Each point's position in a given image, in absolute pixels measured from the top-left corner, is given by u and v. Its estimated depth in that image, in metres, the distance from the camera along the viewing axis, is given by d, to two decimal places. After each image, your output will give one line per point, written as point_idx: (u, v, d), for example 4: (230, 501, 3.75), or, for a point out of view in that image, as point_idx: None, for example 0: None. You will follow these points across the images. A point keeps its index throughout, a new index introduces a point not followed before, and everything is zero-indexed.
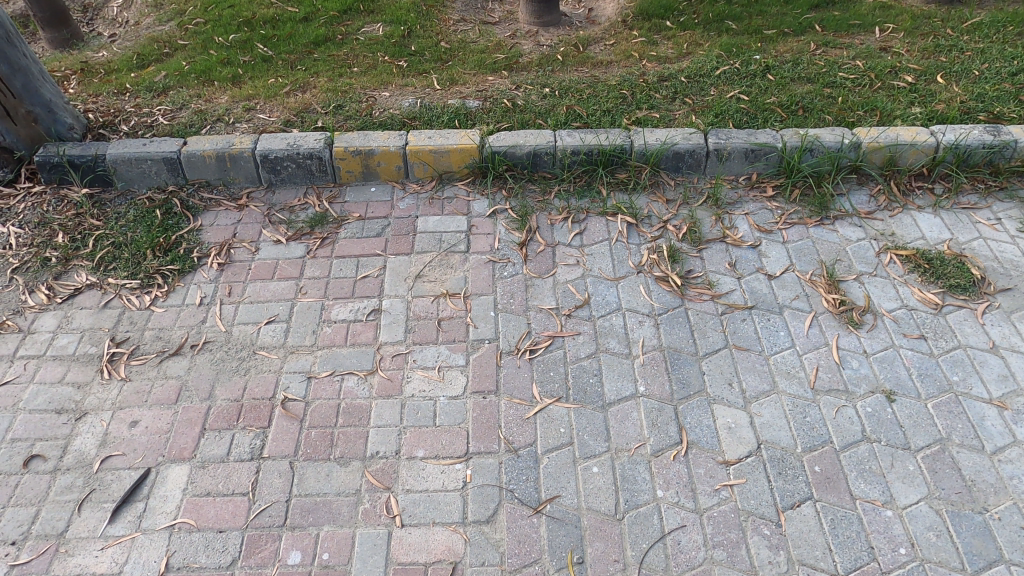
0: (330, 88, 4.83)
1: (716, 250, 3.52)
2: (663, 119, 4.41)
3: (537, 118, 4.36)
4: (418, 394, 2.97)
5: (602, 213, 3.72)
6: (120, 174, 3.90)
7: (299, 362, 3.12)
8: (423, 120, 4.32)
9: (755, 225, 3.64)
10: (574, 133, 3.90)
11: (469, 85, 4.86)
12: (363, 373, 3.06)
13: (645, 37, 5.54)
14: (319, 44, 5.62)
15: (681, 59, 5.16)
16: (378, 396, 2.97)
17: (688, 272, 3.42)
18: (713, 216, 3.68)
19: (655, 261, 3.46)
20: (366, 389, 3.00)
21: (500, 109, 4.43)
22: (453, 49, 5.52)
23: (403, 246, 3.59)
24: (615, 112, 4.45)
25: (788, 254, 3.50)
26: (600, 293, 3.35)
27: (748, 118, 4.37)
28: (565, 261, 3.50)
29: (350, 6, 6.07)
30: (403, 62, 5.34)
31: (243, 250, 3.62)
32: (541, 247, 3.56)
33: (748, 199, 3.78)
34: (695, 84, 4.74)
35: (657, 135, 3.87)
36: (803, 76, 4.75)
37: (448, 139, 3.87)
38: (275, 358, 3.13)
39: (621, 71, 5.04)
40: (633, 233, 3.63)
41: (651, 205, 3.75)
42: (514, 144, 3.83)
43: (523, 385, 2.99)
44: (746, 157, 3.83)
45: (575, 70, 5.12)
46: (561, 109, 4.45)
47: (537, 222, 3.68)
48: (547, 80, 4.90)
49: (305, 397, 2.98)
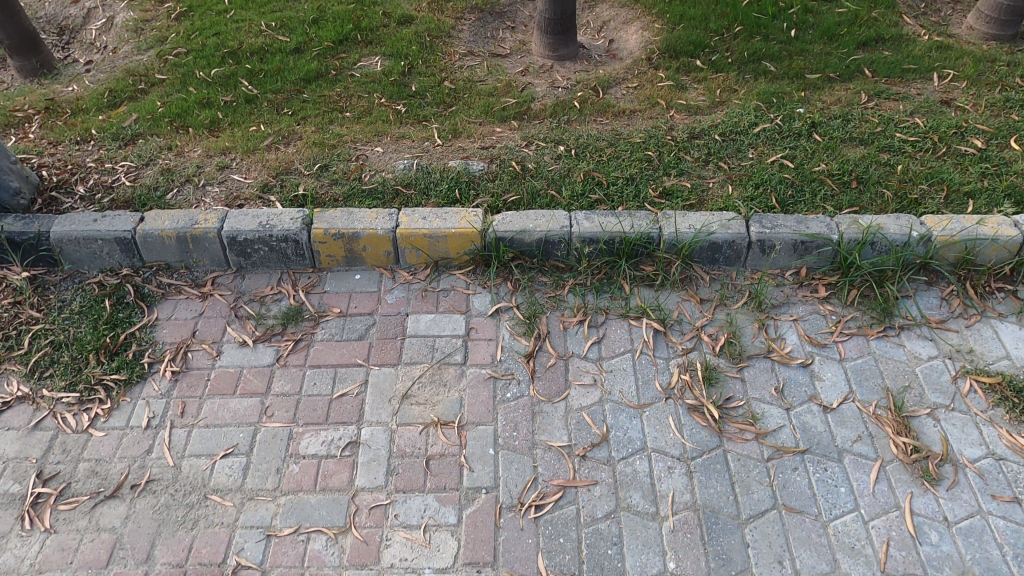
0: (317, 140, 4.29)
1: (759, 370, 2.96)
2: (694, 190, 3.84)
3: (549, 188, 3.80)
4: (398, 564, 2.44)
5: (624, 316, 3.16)
6: (67, 254, 3.38)
7: (258, 514, 2.59)
8: (419, 187, 3.77)
9: (806, 336, 3.07)
10: (593, 215, 3.34)
11: (472, 141, 4.31)
12: (334, 532, 2.53)
13: (672, 80, 4.97)
14: (310, 80, 5.09)
15: (713, 110, 4.58)
16: (349, 564, 2.44)
17: (727, 399, 2.86)
18: (756, 322, 3.12)
19: (686, 383, 2.91)
20: (335, 554, 2.47)
21: (507, 175, 3.87)
22: (458, 91, 4.97)
23: (389, 354, 3.06)
24: (640, 180, 3.89)
25: (845, 376, 2.94)
26: (621, 425, 2.79)
27: (793, 191, 3.79)
28: (580, 380, 2.95)
29: (346, 36, 5.53)
30: (402, 106, 4.80)
31: (203, 354, 3.10)
32: (551, 360, 3.01)
33: (796, 301, 3.22)
34: (731, 144, 4.17)
35: (691, 221, 3.30)
36: (853, 138, 4.18)
37: (445, 221, 3.32)
38: (230, 507, 2.61)
39: (645, 124, 4.47)
40: (661, 342, 3.07)
41: (682, 307, 3.20)
42: (522, 230, 3.28)
43: (526, 555, 2.45)
44: (795, 250, 3.26)
45: (594, 121, 4.55)
46: (577, 175, 3.89)
47: (547, 325, 3.14)
48: (561, 135, 4.34)
49: (261, 564, 2.45)
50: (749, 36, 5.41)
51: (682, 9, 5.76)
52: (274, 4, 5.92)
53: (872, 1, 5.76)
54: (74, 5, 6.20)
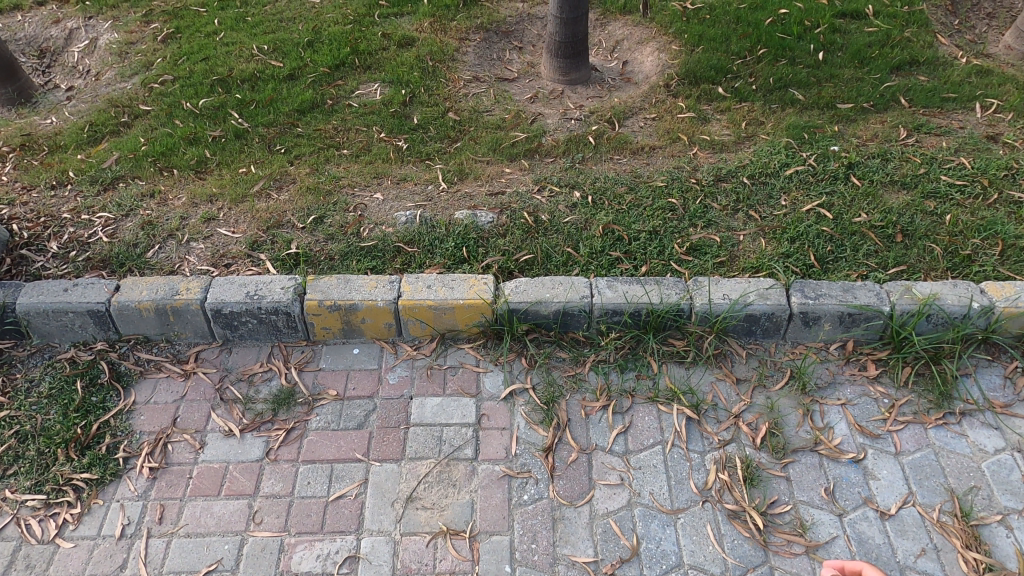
0: (312, 184, 3.96)
1: (806, 467, 2.65)
2: (723, 244, 3.51)
3: (565, 244, 3.47)
4: None
5: (652, 400, 2.84)
6: (35, 328, 3.07)
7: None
8: (423, 243, 3.45)
9: (856, 425, 2.76)
10: (615, 282, 3.02)
11: (480, 186, 3.99)
12: None
13: (693, 111, 4.63)
14: (305, 111, 4.75)
15: (739, 147, 4.25)
16: None
17: (772, 503, 2.54)
18: (800, 408, 2.81)
19: (725, 483, 2.59)
20: None
21: (519, 229, 3.55)
22: (464, 123, 4.64)
23: (392, 447, 2.74)
24: (664, 232, 3.56)
25: (904, 474, 2.62)
26: (654, 537, 2.47)
27: (833, 246, 3.46)
28: (605, 479, 2.63)
29: (344, 60, 5.19)
30: (404, 141, 4.47)
31: (185, 447, 2.78)
32: (573, 454, 2.69)
33: (843, 381, 2.90)
34: (761, 189, 3.84)
35: (725, 289, 2.98)
36: (893, 182, 3.85)
37: (453, 290, 3.00)
38: None
39: (666, 164, 4.14)
40: (695, 433, 2.75)
41: (716, 388, 2.88)
42: (538, 300, 2.96)
43: None
44: (840, 322, 2.94)
45: (611, 159, 4.22)
46: (595, 229, 3.56)
47: (567, 412, 2.82)
48: (576, 177, 4.01)
49: None
50: (773, 59, 5.07)
51: (700, 28, 5.43)
52: (267, 24, 5.58)
53: (903, 20, 5.43)
54: (55, 26, 5.85)
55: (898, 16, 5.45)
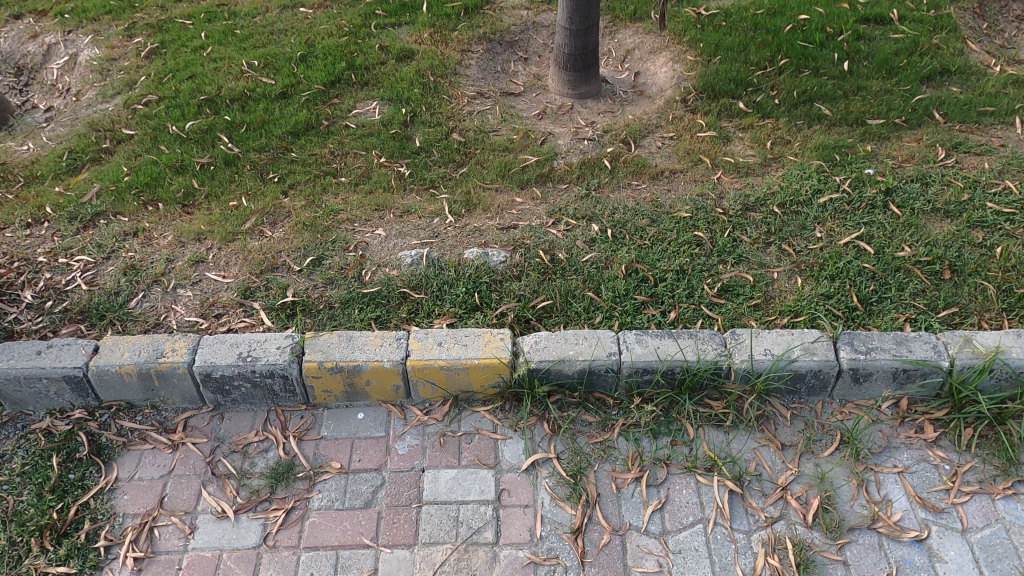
0: (309, 219, 3.67)
1: (864, 548, 2.39)
2: (757, 283, 3.24)
3: (585, 287, 3.19)
4: None
5: (689, 470, 2.58)
6: (6, 395, 2.78)
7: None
8: (431, 287, 3.16)
9: (916, 497, 2.50)
10: (644, 337, 2.76)
11: (490, 218, 3.70)
12: None
13: (714, 129, 4.35)
14: (299, 134, 4.45)
15: (765, 170, 3.97)
16: None
17: None
18: (853, 478, 2.55)
19: (776, 569, 2.33)
20: None
21: (534, 270, 3.27)
22: (469, 145, 4.35)
23: (403, 524, 2.48)
24: (692, 271, 3.28)
25: (974, 555, 2.36)
26: None
27: (877, 285, 3.19)
28: (643, 565, 2.36)
29: (339, 76, 4.88)
30: (405, 166, 4.18)
31: (174, 532, 2.50)
32: (605, 536, 2.43)
33: (898, 444, 2.64)
34: (794, 219, 3.57)
35: (765, 344, 2.72)
36: (936, 210, 3.58)
37: (466, 348, 2.74)
38: None
39: (689, 190, 3.86)
40: (739, 509, 2.50)
41: (759, 456, 2.62)
42: (561, 358, 2.70)
43: None
44: (894, 379, 2.69)
45: (629, 185, 3.94)
46: (617, 269, 3.28)
47: (596, 485, 2.56)
48: (593, 207, 3.72)
49: None
50: (796, 70, 4.78)
51: (716, 37, 5.13)
52: (257, 37, 5.27)
53: (931, 25, 5.14)
54: (32, 41, 5.52)
55: (925, 21, 5.16)
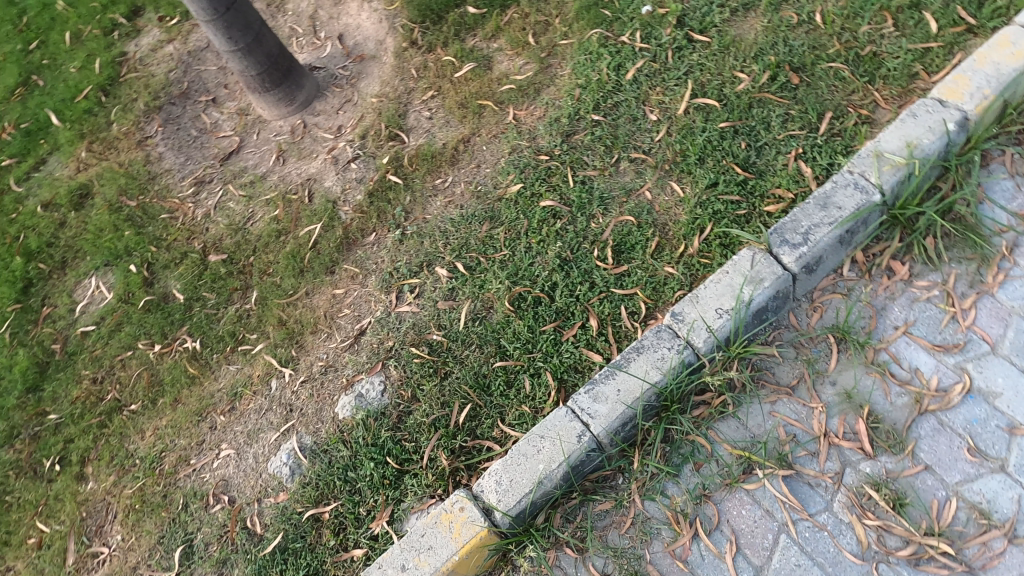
0: (136, 496, 2.76)
1: (932, 437, 2.18)
2: (641, 220, 2.75)
3: (489, 356, 2.60)
4: None
5: (733, 485, 2.21)
6: None
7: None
8: (338, 487, 2.46)
9: (935, 347, 2.30)
10: (598, 388, 2.26)
11: (328, 338, 2.90)
12: None
13: (467, 58, 3.59)
14: (37, 383, 3.26)
15: (551, 75, 3.35)
16: None
17: (939, 513, 2.08)
18: (874, 372, 2.29)
19: (880, 528, 2.08)
20: None
21: (425, 377, 2.60)
22: (238, 257, 3.38)
23: None
24: (575, 253, 2.75)
25: (1017, 368, 2.22)
26: None
27: (746, 137, 2.82)
28: None
29: (28, 277, 3.61)
30: (188, 336, 3.19)
31: None
32: None
33: (885, 303, 2.40)
34: (622, 117, 3.05)
35: (712, 306, 2.30)
36: (734, 12, 3.17)
37: (435, 550, 2.13)
38: None
39: (497, 152, 3.18)
40: (803, 488, 2.18)
41: (780, 416, 2.29)
42: (538, 480, 2.17)
43: None
44: (842, 244, 2.40)
45: (436, 187, 3.20)
46: (502, 310, 2.69)
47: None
48: (422, 245, 3.00)
49: None
50: None
51: None
52: None
53: None
54: None
55: None
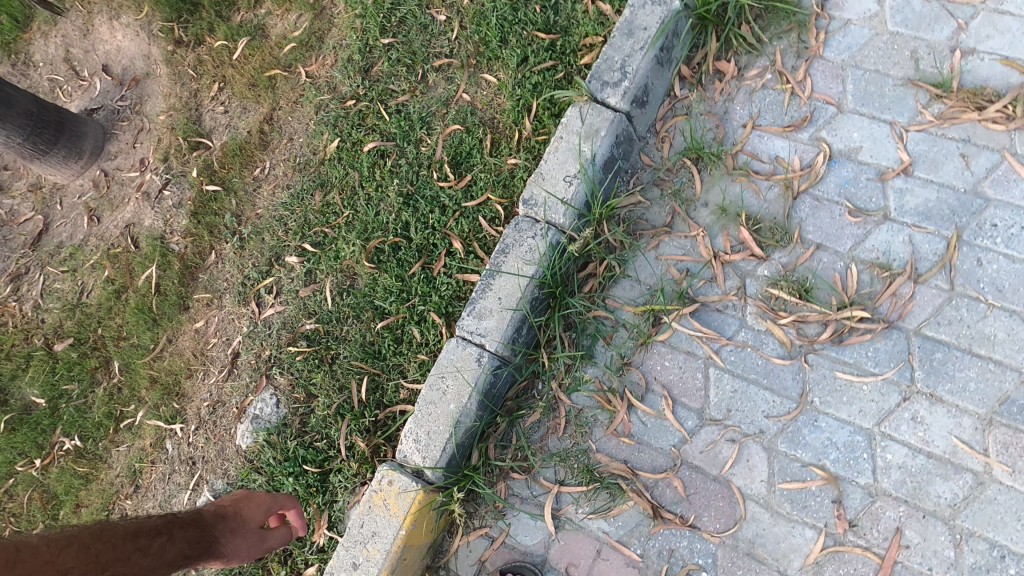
0: None
1: (813, 215, 2.11)
2: (468, 124, 2.55)
3: (368, 322, 2.38)
4: None
5: (648, 343, 2.11)
6: None
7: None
8: None
9: (786, 129, 2.21)
10: (479, 305, 2.09)
11: (206, 376, 2.63)
12: None
13: (239, 34, 3.23)
14: None
15: (328, 16, 3.05)
16: None
17: (843, 284, 2.03)
18: (739, 176, 2.19)
19: (795, 322, 2.02)
20: None
21: (313, 371, 2.38)
22: (84, 334, 3.02)
23: None
24: (416, 184, 2.53)
25: (867, 116, 2.16)
26: (822, 447, 1.93)
27: None
28: (726, 459, 1.99)
29: None
30: (65, 437, 2.86)
31: None
32: (677, 482, 1.99)
33: (726, 106, 2.28)
34: (412, 29, 2.79)
35: (559, 176, 2.13)
36: None
37: (380, 535, 1.96)
38: None
39: (305, 117, 2.90)
40: (714, 316, 2.10)
41: (667, 258, 2.18)
42: (455, 421, 2.01)
43: None
44: (662, 65, 2.26)
45: (257, 179, 2.90)
46: (364, 271, 2.46)
47: (614, 458, 2.06)
48: (264, 241, 2.73)
49: None
50: None
51: None
52: None
53: None
54: None
55: None
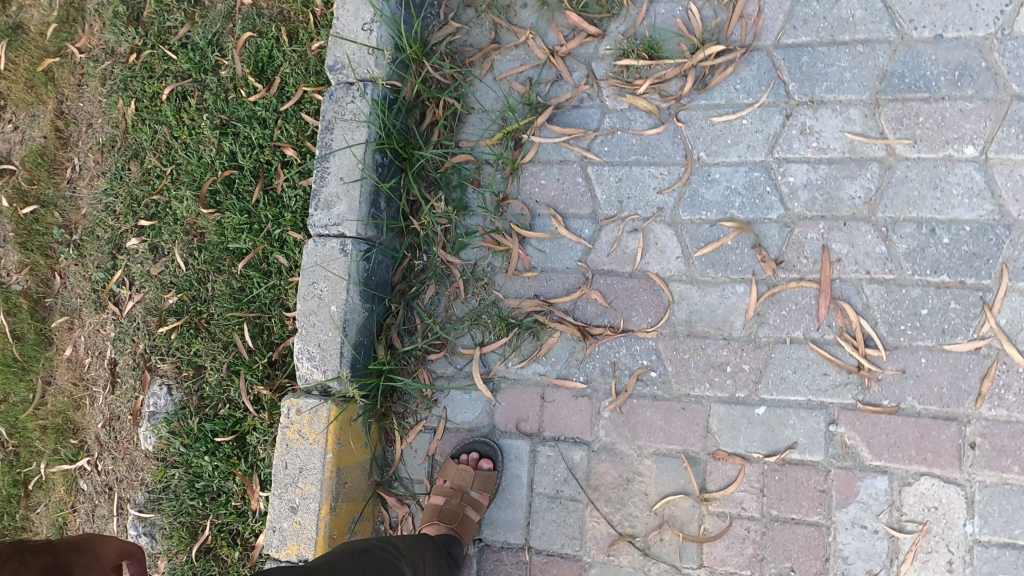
0: None
1: None
2: (259, 26, 2.25)
3: (230, 270, 2.13)
4: (953, 554, 1.55)
5: (517, 169, 1.91)
6: None
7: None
8: (199, 506, 2.02)
9: None
10: (325, 194, 1.85)
11: (95, 398, 2.35)
12: None
13: None
14: None
15: None
16: None
17: (688, 27, 1.84)
18: None
19: (655, 85, 1.83)
20: None
21: (192, 342, 2.13)
22: None
23: (562, 570, 1.77)
24: (227, 111, 2.25)
25: None
26: (725, 198, 1.77)
27: None
28: (636, 251, 1.82)
29: None
30: None
31: None
32: (595, 294, 1.83)
33: None
34: None
35: (358, 27, 1.88)
36: None
37: (308, 468, 1.76)
38: None
39: (95, 94, 2.56)
40: (573, 114, 1.90)
41: (506, 74, 1.96)
42: (342, 323, 1.79)
43: (943, 364, 1.60)
44: None
45: (71, 180, 2.56)
46: (207, 220, 2.19)
47: (525, 297, 1.88)
48: (99, 238, 2.42)
49: None
50: None
51: None
52: None
53: None
54: None
55: None
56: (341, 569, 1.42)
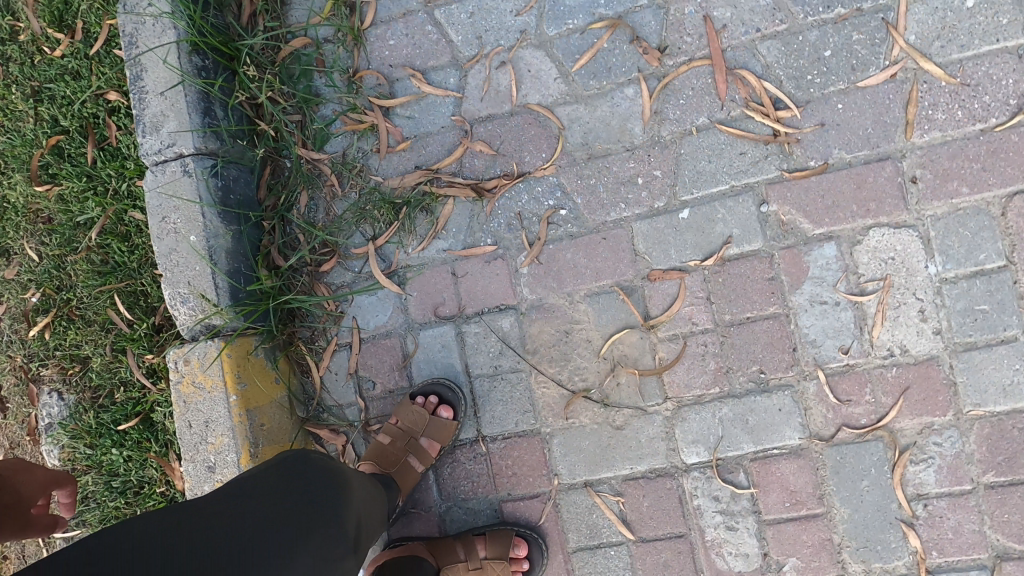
0: None
1: None
2: None
3: (86, 245, 1.87)
4: (922, 303, 1.40)
5: (360, 36, 1.68)
6: None
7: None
8: (122, 505, 1.81)
9: None
10: (149, 115, 1.60)
11: None
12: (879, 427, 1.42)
13: None
14: None
15: None
16: (925, 391, 1.40)
17: None
18: None
19: None
20: (914, 404, 1.41)
21: (67, 335, 1.87)
22: None
23: (524, 449, 1.59)
24: (32, 74, 1.93)
25: None
26: None
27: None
28: (510, 86, 1.61)
29: None
30: None
31: None
32: (478, 145, 1.62)
33: None
34: None
35: None
36: None
37: (214, 419, 1.55)
38: None
39: None
40: None
41: None
42: (206, 252, 1.57)
43: (863, 104, 1.43)
44: None
45: None
46: (47, 200, 1.91)
47: (406, 172, 1.66)
48: None
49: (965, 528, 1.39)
50: None
51: None
52: None
53: None
54: None
55: None
56: (274, 484, 1.18)
